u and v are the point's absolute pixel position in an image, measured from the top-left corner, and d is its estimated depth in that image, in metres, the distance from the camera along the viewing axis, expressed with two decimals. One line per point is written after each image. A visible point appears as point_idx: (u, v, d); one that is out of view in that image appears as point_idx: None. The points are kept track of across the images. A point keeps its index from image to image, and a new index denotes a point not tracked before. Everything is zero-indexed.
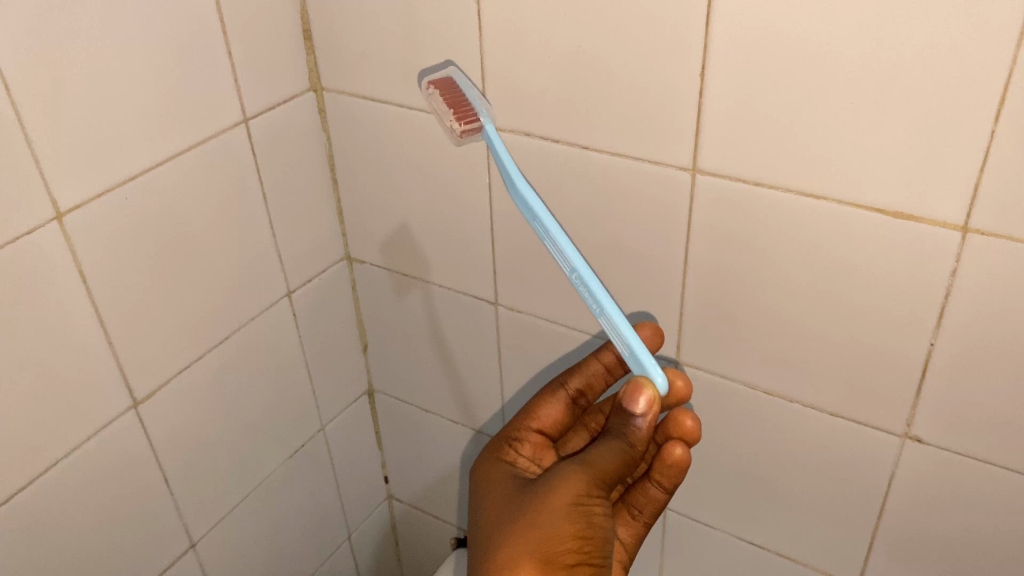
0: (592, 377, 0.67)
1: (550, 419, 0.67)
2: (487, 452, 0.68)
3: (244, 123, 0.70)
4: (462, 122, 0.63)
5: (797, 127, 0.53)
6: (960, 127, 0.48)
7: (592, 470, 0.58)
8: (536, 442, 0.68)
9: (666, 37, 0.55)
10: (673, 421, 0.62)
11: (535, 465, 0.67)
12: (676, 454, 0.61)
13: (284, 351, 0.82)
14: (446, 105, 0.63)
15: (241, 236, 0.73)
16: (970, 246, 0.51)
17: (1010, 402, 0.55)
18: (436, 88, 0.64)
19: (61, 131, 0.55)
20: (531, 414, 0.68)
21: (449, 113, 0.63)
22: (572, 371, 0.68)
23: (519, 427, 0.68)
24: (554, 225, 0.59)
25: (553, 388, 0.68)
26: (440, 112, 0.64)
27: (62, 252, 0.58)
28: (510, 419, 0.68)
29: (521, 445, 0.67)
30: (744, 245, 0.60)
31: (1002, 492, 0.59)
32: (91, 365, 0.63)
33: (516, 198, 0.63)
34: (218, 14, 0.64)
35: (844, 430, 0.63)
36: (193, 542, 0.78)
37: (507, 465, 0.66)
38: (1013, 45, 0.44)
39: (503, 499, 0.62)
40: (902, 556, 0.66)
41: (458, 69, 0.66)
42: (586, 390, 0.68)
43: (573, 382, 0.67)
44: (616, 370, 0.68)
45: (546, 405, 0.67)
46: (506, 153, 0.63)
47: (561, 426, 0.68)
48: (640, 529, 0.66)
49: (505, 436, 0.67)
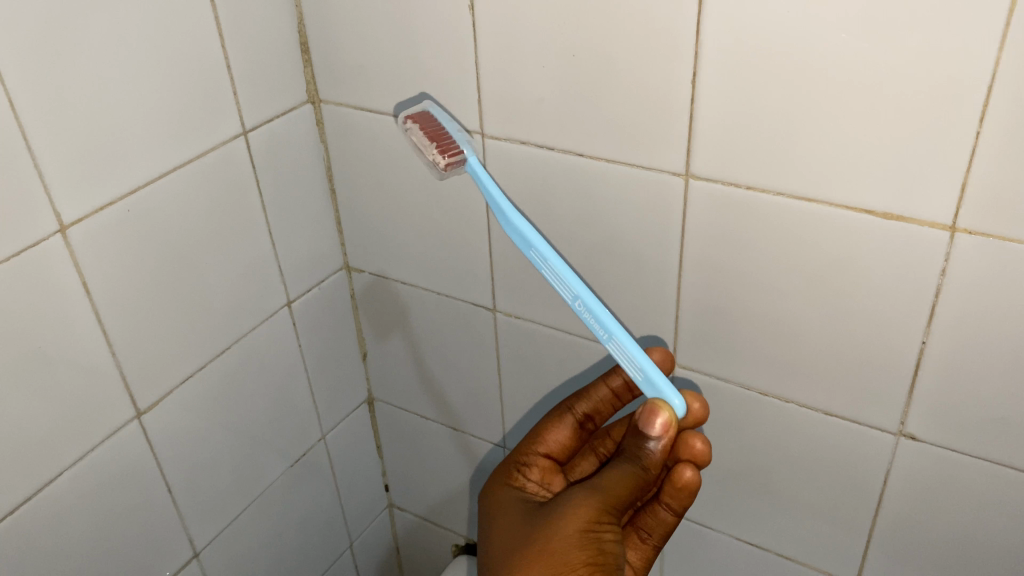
0: (599, 402, 0.68)
1: (558, 443, 0.68)
2: (495, 476, 0.68)
3: (244, 136, 0.71)
4: (445, 156, 0.64)
5: (789, 130, 0.54)
6: (947, 132, 0.49)
7: (603, 495, 0.58)
8: (545, 466, 0.68)
9: (659, 44, 0.56)
10: (683, 444, 0.63)
11: (544, 488, 0.67)
12: (686, 477, 0.61)
13: (283, 360, 0.83)
14: (427, 138, 0.65)
15: (241, 246, 0.74)
16: (959, 246, 0.52)
17: (1002, 399, 0.56)
18: (415, 123, 0.66)
19: (64, 146, 0.56)
20: (538, 439, 0.68)
21: (431, 145, 0.64)
22: (579, 395, 0.68)
23: (527, 452, 0.68)
24: (553, 253, 0.61)
25: (560, 413, 0.68)
26: (422, 145, 0.65)
27: (65, 264, 0.59)
28: (518, 444, 0.69)
29: (530, 469, 0.68)
30: (737, 249, 0.61)
31: (998, 488, 0.59)
32: (94, 375, 0.63)
33: (511, 234, 0.64)
34: (216, 27, 0.65)
35: (841, 428, 0.64)
36: (197, 551, 0.78)
37: (516, 490, 0.66)
38: (996, 47, 0.45)
39: (513, 526, 0.62)
40: (898, 553, 0.67)
41: (435, 102, 0.69)
42: (595, 414, 0.68)
43: (580, 407, 0.68)
44: (624, 396, 0.68)
45: (553, 430, 0.68)
46: (491, 183, 0.65)
47: (569, 450, 0.69)
48: (650, 552, 0.66)
49: (513, 461, 0.68)
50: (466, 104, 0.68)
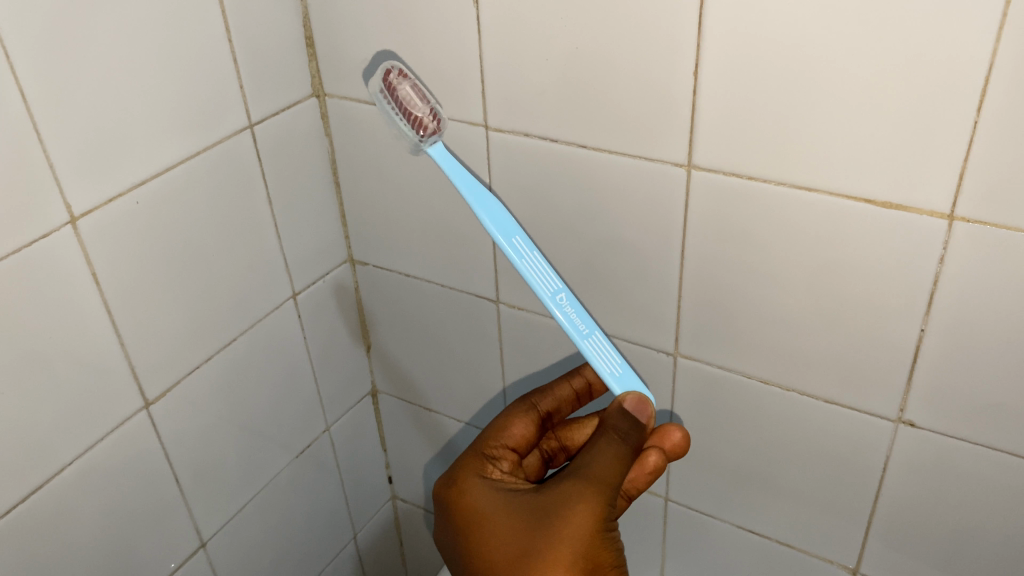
0: (562, 400, 0.70)
1: (522, 437, 0.69)
2: (461, 468, 0.66)
3: (250, 129, 0.71)
4: (432, 119, 0.65)
5: (790, 120, 0.55)
6: (943, 121, 0.50)
7: (604, 486, 0.59)
8: (510, 459, 0.68)
9: (661, 35, 0.56)
10: (662, 435, 0.64)
11: (512, 476, 0.67)
12: (651, 462, 0.63)
13: (288, 352, 0.83)
14: (418, 97, 0.65)
15: (247, 238, 0.74)
16: (956, 234, 0.53)
17: (998, 384, 0.57)
18: (407, 78, 0.65)
19: (74, 138, 0.57)
20: (503, 432, 0.68)
21: (419, 104, 0.64)
22: (542, 393, 0.70)
23: (493, 445, 0.68)
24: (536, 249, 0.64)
25: (524, 407, 0.69)
26: (413, 102, 0.64)
27: (75, 255, 0.60)
28: (480, 438, 0.68)
29: (498, 461, 0.68)
30: (739, 239, 0.62)
31: (996, 473, 0.60)
32: (103, 365, 0.64)
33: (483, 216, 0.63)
34: (223, 21, 0.66)
35: (841, 416, 0.65)
36: (204, 540, 0.79)
37: (491, 482, 0.65)
38: (991, 39, 0.46)
39: (506, 520, 0.61)
40: (897, 539, 0.68)
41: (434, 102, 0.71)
42: (556, 410, 0.70)
43: (544, 403, 0.70)
44: (582, 397, 0.71)
45: (517, 424, 0.69)
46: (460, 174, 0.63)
47: (529, 444, 0.69)
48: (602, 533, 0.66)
49: (481, 453, 0.67)
50: (469, 96, 0.68)
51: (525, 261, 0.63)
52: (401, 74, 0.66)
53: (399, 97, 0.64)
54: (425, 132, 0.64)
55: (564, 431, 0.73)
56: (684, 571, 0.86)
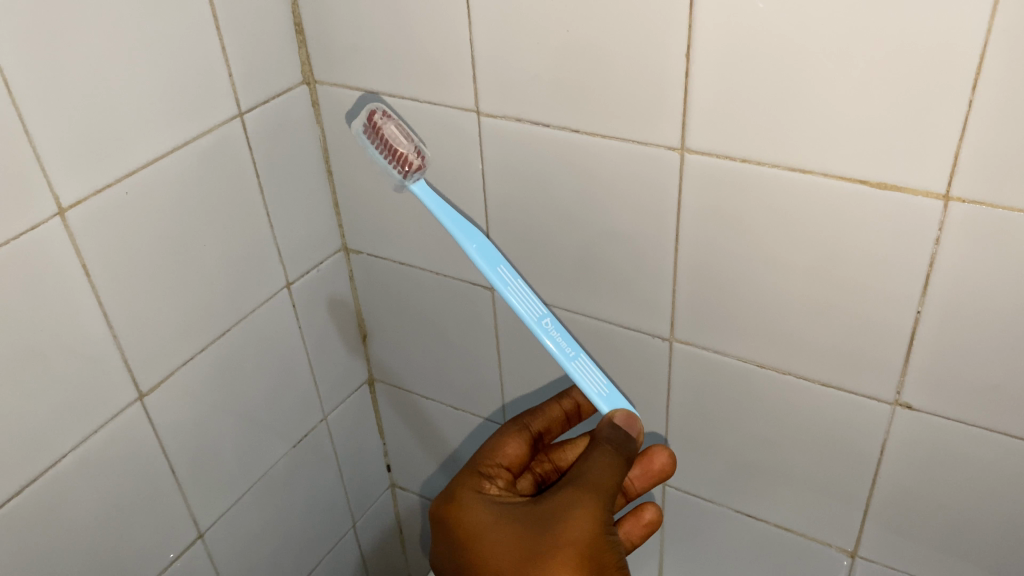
0: (553, 420, 0.71)
1: (516, 456, 0.69)
2: (459, 486, 0.65)
3: (240, 118, 0.71)
4: (415, 156, 0.66)
5: (786, 102, 0.54)
6: (940, 102, 0.49)
7: (600, 492, 0.61)
8: (505, 477, 0.68)
9: (653, 16, 0.56)
10: (647, 459, 0.69)
11: (508, 493, 0.67)
12: (648, 515, 0.70)
13: (283, 341, 0.83)
14: (402, 136, 0.66)
15: (239, 228, 0.74)
16: (953, 215, 0.52)
17: (998, 364, 0.56)
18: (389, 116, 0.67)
19: (60, 129, 0.56)
20: (497, 451, 0.68)
21: (405, 142, 0.66)
22: (534, 413, 0.71)
23: (488, 464, 0.68)
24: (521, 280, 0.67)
25: (516, 429, 0.70)
26: (398, 141, 0.66)
27: (64, 246, 0.59)
28: (474, 457, 0.68)
29: (494, 479, 0.67)
30: (733, 224, 0.61)
31: (994, 454, 0.60)
32: (95, 357, 0.64)
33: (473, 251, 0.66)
34: (210, 8, 0.65)
35: (837, 399, 0.64)
36: (201, 531, 0.79)
37: (487, 496, 0.65)
38: (987, 17, 0.45)
39: (508, 529, 0.61)
40: (894, 521, 0.68)
41: (424, 87, 0.70)
42: (547, 430, 0.71)
43: (536, 423, 0.70)
44: (573, 417, 0.73)
45: (510, 443, 0.69)
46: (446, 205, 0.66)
47: (522, 463, 0.69)
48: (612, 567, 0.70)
49: (477, 470, 0.67)
50: (460, 81, 0.68)
51: (511, 288, 0.66)
52: (385, 115, 0.67)
53: (385, 135, 0.66)
54: (410, 169, 0.66)
55: (556, 452, 0.74)
56: (682, 556, 0.86)
